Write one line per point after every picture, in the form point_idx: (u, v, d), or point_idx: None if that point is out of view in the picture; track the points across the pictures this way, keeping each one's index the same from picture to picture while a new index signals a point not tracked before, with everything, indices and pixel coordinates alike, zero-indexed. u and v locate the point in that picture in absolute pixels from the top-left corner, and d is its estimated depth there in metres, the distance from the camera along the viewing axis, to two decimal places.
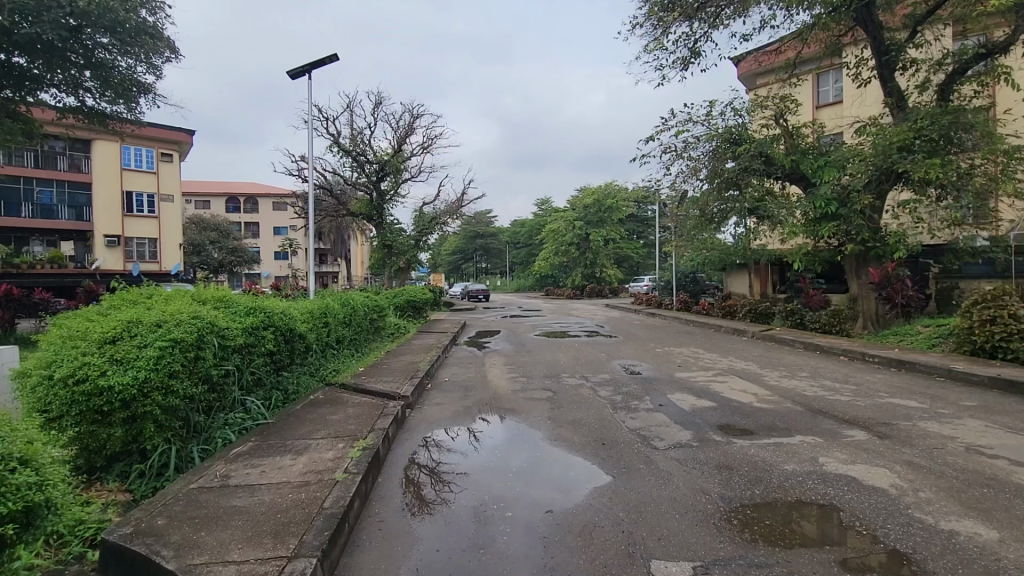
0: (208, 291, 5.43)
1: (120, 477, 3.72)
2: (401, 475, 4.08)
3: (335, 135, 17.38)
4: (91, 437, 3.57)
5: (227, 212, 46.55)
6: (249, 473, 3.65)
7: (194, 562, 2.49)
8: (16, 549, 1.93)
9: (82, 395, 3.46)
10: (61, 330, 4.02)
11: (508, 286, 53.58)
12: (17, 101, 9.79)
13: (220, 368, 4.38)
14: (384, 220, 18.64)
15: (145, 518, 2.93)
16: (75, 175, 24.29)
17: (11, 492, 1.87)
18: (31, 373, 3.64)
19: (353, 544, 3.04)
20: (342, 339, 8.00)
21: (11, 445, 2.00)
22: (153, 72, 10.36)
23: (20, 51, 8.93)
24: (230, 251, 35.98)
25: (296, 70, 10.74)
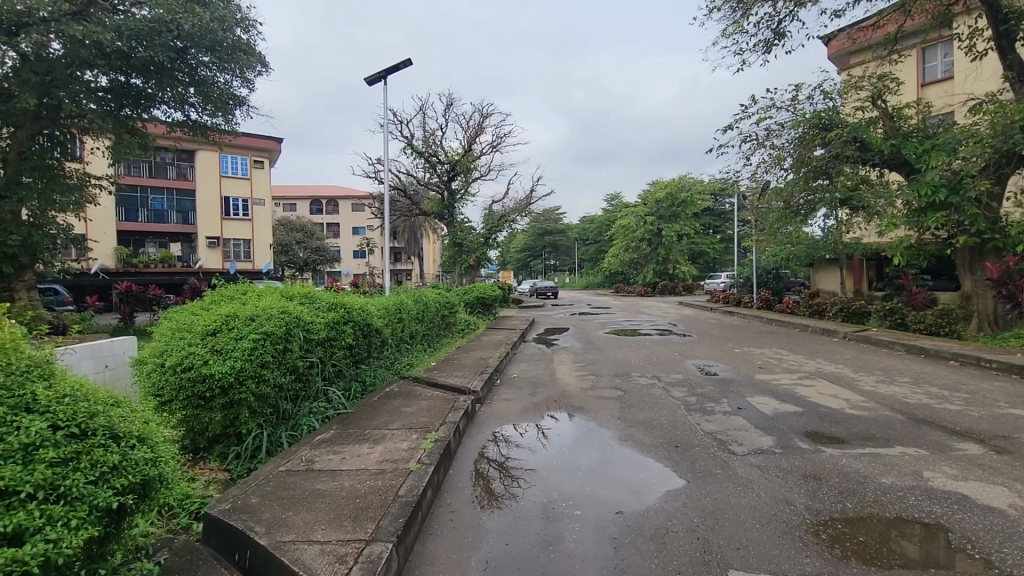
0: (294, 288, 5.81)
1: (220, 457, 4.07)
2: (472, 468, 4.17)
3: (409, 137, 18.01)
4: (195, 420, 3.93)
5: (311, 213, 49.70)
6: (331, 459, 3.87)
7: (283, 539, 2.67)
8: (136, 515, 2.16)
9: (187, 381, 3.82)
10: (171, 322, 4.45)
11: (576, 284, 53.19)
12: (134, 118, 10.90)
13: (305, 359, 4.69)
14: (455, 219, 19.11)
15: (241, 496, 3.19)
16: (182, 183, 26.88)
17: (131, 466, 2.08)
18: (146, 361, 4.06)
19: (425, 532, 3.14)
20: (416, 334, 8.28)
21: (131, 424, 2.23)
22: (246, 86, 11.25)
23: (137, 73, 9.98)
24: (314, 251, 38.45)
25: (373, 77, 11.19)
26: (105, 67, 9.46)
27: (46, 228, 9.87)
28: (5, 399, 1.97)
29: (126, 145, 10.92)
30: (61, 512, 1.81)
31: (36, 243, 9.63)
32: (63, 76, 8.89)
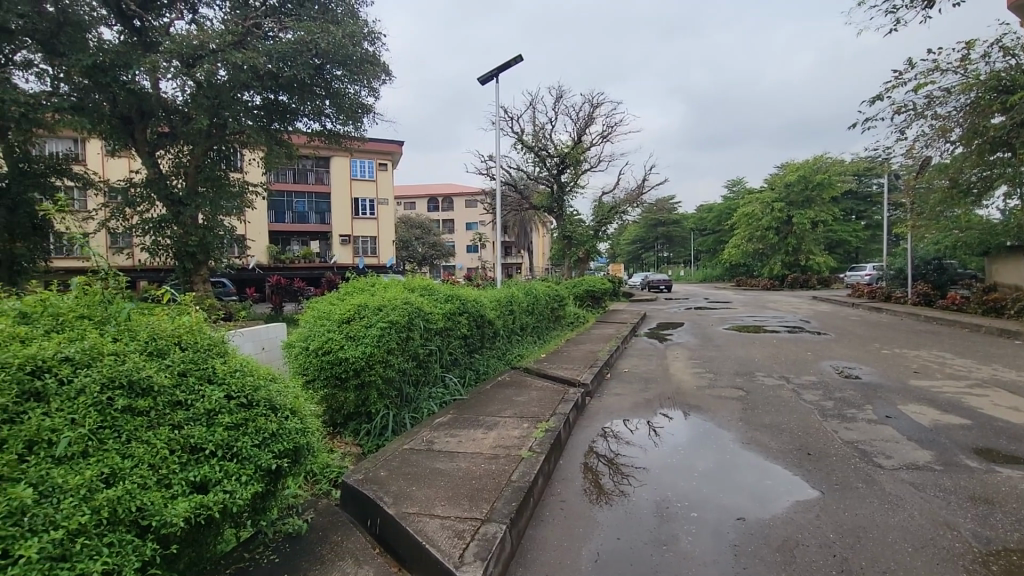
0: (415, 280, 6.25)
1: (354, 433, 4.50)
2: (581, 460, 4.17)
3: (519, 132, 18.27)
4: (332, 399, 4.38)
5: (428, 211, 52.76)
6: (449, 441, 4.10)
7: (407, 511, 2.90)
8: (290, 477, 2.50)
9: (326, 363, 4.28)
10: (314, 311, 5.00)
11: (693, 276, 50.46)
12: (282, 131, 12.36)
13: (425, 347, 5.03)
14: (565, 212, 19.08)
15: (372, 469, 3.51)
16: (320, 187, 29.98)
17: (286, 434, 2.41)
18: (294, 344, 4.60)
19: (537, 518, 3.21)
20: (527, 326, 8.46)
21: (285, 398, 2.57)
22: (373, 95, 12.25)
23: (284, 90, 11.33)
24: (432, 246, 40.82)
25: (486, 75, 11.55)
26: (259, 88, 10.83)
27: (217, 230, 11.55)
28: (195, 370, 2.33)
29: (276, 155, 12.41)
30: (235, 469, 2.14)
31: (209, 242, 11.34)
32: (227, 98, 10.29)
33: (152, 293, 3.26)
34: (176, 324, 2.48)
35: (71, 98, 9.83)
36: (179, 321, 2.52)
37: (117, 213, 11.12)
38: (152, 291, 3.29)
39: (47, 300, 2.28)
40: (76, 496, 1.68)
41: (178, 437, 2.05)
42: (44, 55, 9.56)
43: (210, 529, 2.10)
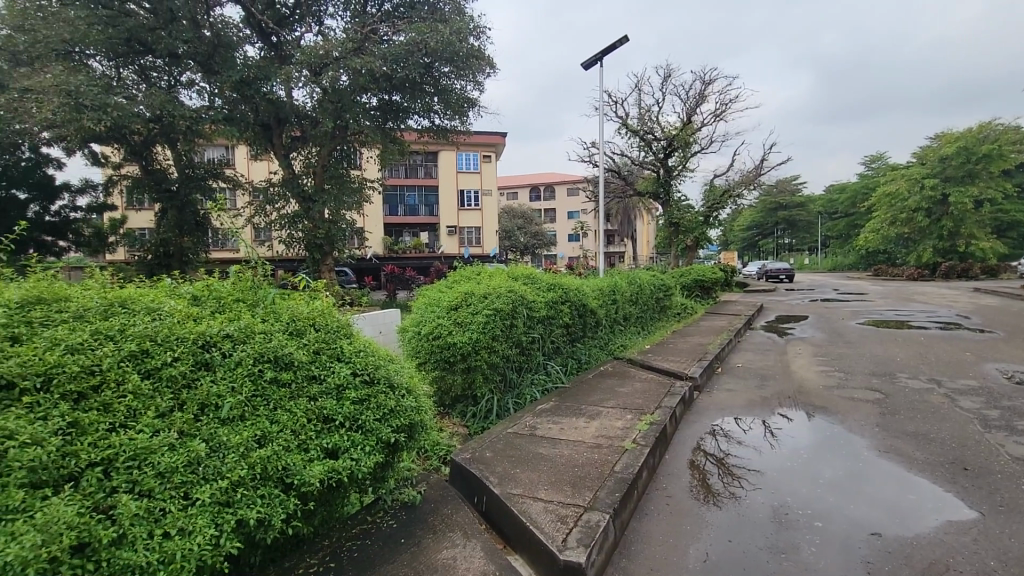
0: (518, 269, 6.37)
1: (461, 414, 4.71)
2: (688, 457, 4.00)
3: (624, 117, 17.72)
4: (441, 381, 4.61)
5: (530, 201, 53.30)
6: (551, 428, 4.16)
7: (511, 492, 3.00)
8: (407, 450, 2.70)
9: (436, 347, 4.52)
10: (425, 298, 5.31)
11: (820, 265, 45.65)
12: (395, 129, 13.17)
13: (528, 334, 5.13)
14: (672, 197, 18.20)
15: (478, 449, 3.67)
16: (429, 181, 31.49)
17: (402, 411, 2.60)
18: (408, 329, 4.93)
19: (642, 511, 3.15)
20: (630, 316, 8.25)
21: (401, 378, 2.78)
22: (478, 89, 12.61)
23: (397, 91, 12.05)
24: (534, 235, 41.19)
25: (589, 60, 11.35)
26: (375, 90, 11.61)
27: (340, 224, 12.61)
28: (326, 349, 2.59)
29: (390, 152, 13.24)
30: (359, 440, 2.35)
31: (334, 235, 12.44)
32: (348, 101, 11.12)
33: (289, 280, 3.67)
34: (310, 308, 2.77)
35: (223, 110, 11.24)
36: (312, 305, 2.81)
37: (259, 210, 12.58)
38: (289, 279, 3.71)
39: (211, 285, 2.66)
40: (237, 452, 1.93)
41: (314, 408, 2.29)
42: (203, 74, 11.04)
43: (339, 491, 2.33)
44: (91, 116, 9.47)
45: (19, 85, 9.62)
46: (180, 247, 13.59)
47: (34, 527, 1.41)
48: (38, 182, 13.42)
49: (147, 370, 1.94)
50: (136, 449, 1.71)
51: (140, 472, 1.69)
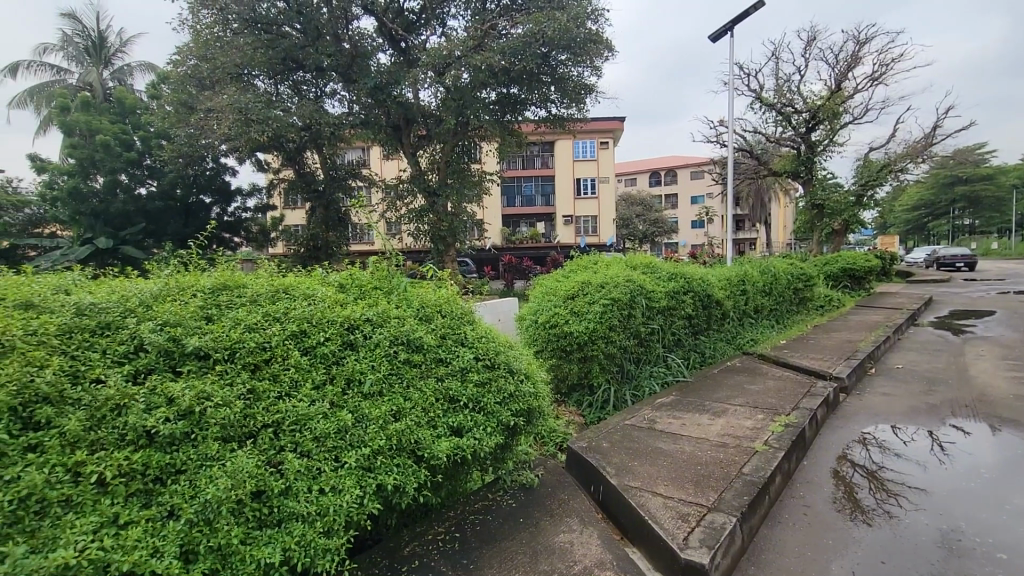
0: (637, 258, 6.20)
1: (577, 403, 4.72)
2: (831, 466, 3.61)
3: (758, 90, 16.22)
4: (558, 369, 4.66)
5: (650, 187, 51.22)
6: (672, 423, 4.00)
7: (629, 484, 2.95)
8: (525, 434, 2.79)
9: (554, 336, 4.58)
10: (542, 287, 5.39)
11: (1012, 251, 37.78)
12: (513, 122, 13.43)
13: (647, 326, 4.99)
14: (815, 176, 16.29)
15: (595, 439, 3.66)
16: (546, 171, 31.65)
17: (520, 396, 2.71)
18: (526, 317, 5.05)
19: (774, 519, 2.91)
20: (762, 308, 7.59)
21: (520, 364, 2.88)
22: (596, 74, 12.36)
23: (515, 84, 12.28)
24: (654, 222, 39.53)
25: (718, 32, 10.55)
26: (495, 84, 11.91)
27: (461, 216, 13.23)
28: (452, 334, 2.76)
29: (508, 144, 13.55)
30: (482, 420, 2.48)
31: (456, 227, 13.09)
32: (469, 98, 11.54)
33: (418, 270, 3.95)
34: (437, 295, 2.97)
35: (360, 115, 12.42)
36: (439, 293, 3.01)
37: (391, 206, 13.67)
38: (419, 268, 3.99)
39: (354, 274, 2.98)
40: (377, 423, 2.14)
41: (440, 389, 2.45)
42: (343, 84, 12.22)
43: (463, 467, 2.48)
44: (256, 128, 10.97)
45: (204, 106, 11.44)
46: (326, 241, 15.28)
47: (225, 473, 1.69)
48: (219, 188, 15.92)
49: (305, 347, 2.24)
50: (298, 414, 1.97)
51: (301, 435, 1.94)
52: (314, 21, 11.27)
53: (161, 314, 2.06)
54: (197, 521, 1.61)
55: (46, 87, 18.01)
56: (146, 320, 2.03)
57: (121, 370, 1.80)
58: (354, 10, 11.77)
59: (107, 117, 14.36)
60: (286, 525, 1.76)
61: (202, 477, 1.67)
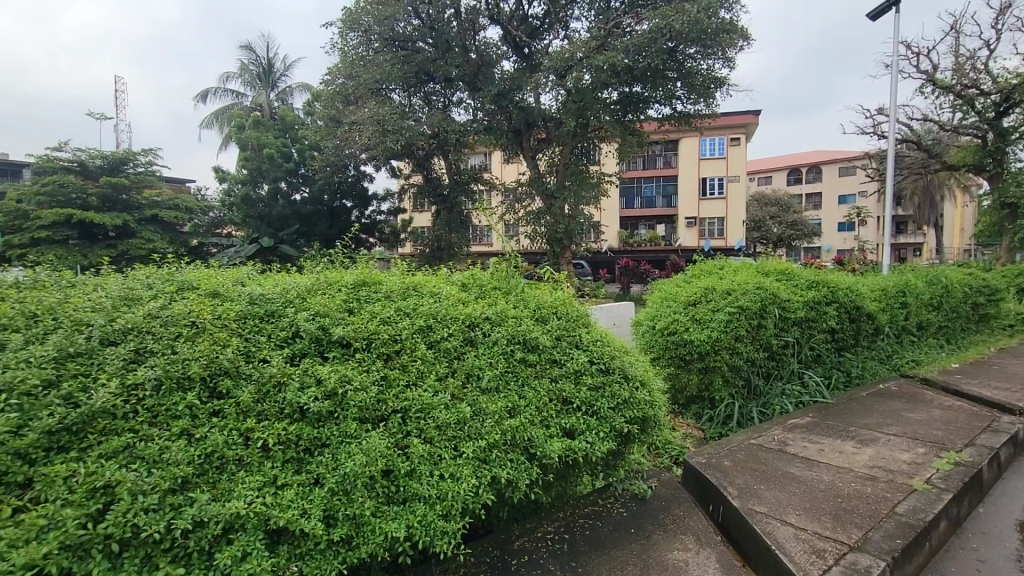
0: (770, 263, 5.70)
1: (695, 416, 4.46)
2: (1017, 518, 2.99)
3: (930, 70, 14.00)
4: (676, 379, 4.46)
5: (788, 185, 46.61)
6: (807, 447, 3.60)
7: (754, 509, 2.72)
8: (638, 443, 2.71)
9: (672, 344, 4.39)
10: (661, 292, 5.19)
11: None
12: (636, 121, 13.10)
13: (781, 338, 4.56)
14: (1006, 169, 13.61)
15: (715, 455, 3.43)
16: (668, 170, 30.03)
17: (636, 402, 2.64)
18: (642, 322, 4.90)
19: (935, 571, 2.50)
20: (928, 325, 6.51)
21: (636, 370, 2.81)
22: (728, 65, 11.58)
23: (639, 81, 11.96)
24: (791, 225, 35.86)
25: (878, 9, 9.32)
26: (617, 84, 11.68)
27: (578, 218, 13.17)
28: (566, 336, 2.77)
29: (629, 144, 13.21)
30: (595, 424, 2.45)
31: (573, 230, 13.05)
32: (590, 99, 11.45)
33: (534, 272, 4.03)
34: (554, 298, 3.01)
35: (484, 121, 12.99)
36: (556, 295, 3.04)
37: (510, 208, 14.05)
38: (535, 269, 4.07)
39: (475, 275, 3.13)
40: (493, 418, 2.23)
41: (554, 389, 2.48)
42: (469, 92, 12.84)
43: (574, 469, 2.48)
44: (392, 138, 11.96)
45: (348, 119, 12.75)
46: (449, 242, 16.16)
47: (361, 451, 1.88)
48: (359, 193, 17.61)
49: (430, 341, 2.41)
50: (423, 403, 2.12)
51: (425, 423, 2.09)
52: (445, 35, 12.03)
53: (314, 306, 2.35)
54: (337, 490, 1.80)
55: (228, 110, 21.37)
56: (301, 310, 2.32)
57: (282, 352, 2.08)
58: (482, 21, 12.39)
59: (272, 133, 16.62)
60: (410, 504, 1.90)
61: (343, 452, 1.87)
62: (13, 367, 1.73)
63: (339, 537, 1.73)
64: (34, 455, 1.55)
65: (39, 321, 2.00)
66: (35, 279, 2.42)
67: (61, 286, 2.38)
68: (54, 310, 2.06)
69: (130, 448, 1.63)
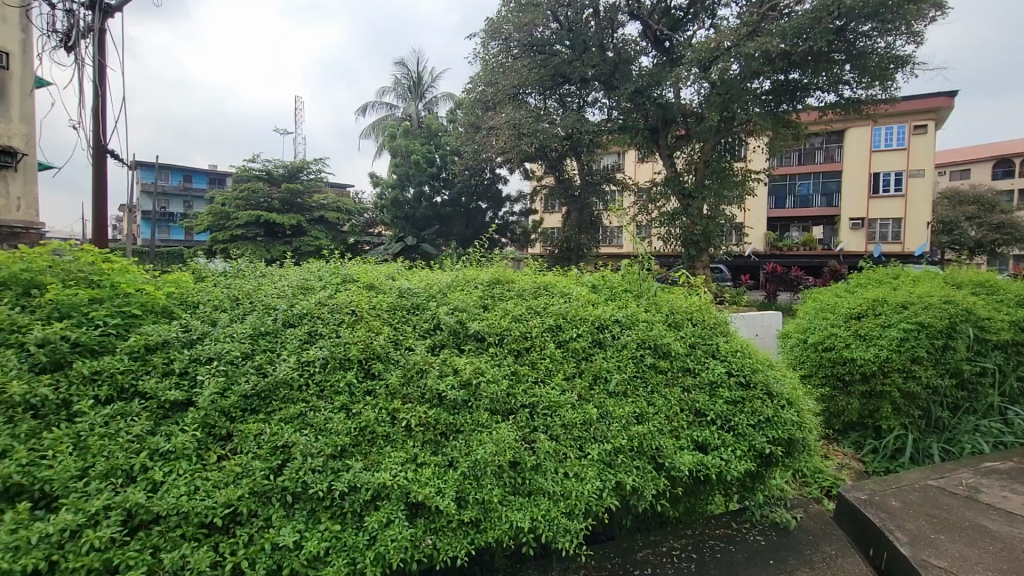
0: (963, 274, 4.80)
1: (854, 446, 3.91)
2: None
3: None
4: (831, 401, 3.96)
5: (992, 180, 38.55)
6: (1008, 497, 2.96)
7: (930, 561, 2.31)
8: (781, 467, 2.46)
9: (828, 361, 3.90)
10: (816, 303, 4.64)
11: None
12: (791, 111, 11.84)
13: (974, 364, 3.83)
14: None
15: (880, 492, 2.97)
16: (830, 165, 25.67)
17: (780, 423, 2.40)
18: (791, 335, 4.43)
19: None
20: None
21: (782, 387, 2.56)
22: (914, 41, 9.94)
23: (797, 67, 10.81)
24: (995, 227, 29.57)
25: None
26: (770, 73, 10.69)
27: (718, 219, 12.32)
28: (702, 344, 2.62)
29: (781, 138, 12.01)
30: (731, 441, 2.28)
31: (712, 232, 12.22)
32: (738, 90, 10.60)
33: (668, 275, 3.86)
34: (689, 303, 2.86)
35: (619, 120, 12.73)
36: (692, 300, 2.89)
37: (643, 209, 13.61)
38: (669, 273, 3.90)
39: (606, 277, 3.10)
40: (620, 423, 2.19)
41: (686, 399, 2.35)
42: (605, 91, 12.69)
43: (705, 486, 2.34)
44: (526, 141, 12.29)
45: (487, 125, 13.39)
46: (579, 243, 16.12)
47: (492, 440, 1.97)
48: (493, 195, 18.40)
49: (559, 340, 2.45)
50: (550, 400, 2.16)
51: (552, 419, 2.12)
52: (583, 35, 12.04)
53: (453, 302, 2.52)
54: (468, 474, 1.91)
55: (383, 121, 23.66)
56: (442, 305, 2.51)
57: (424, 341, 2.27)
58: (621, 18, 12.16)
59: (419, 140, 18.02)
60: (535, 498, 1.94)
61: (475, 439, 1.98)
62: (221, 340, 2.12)
63: (469, 518, 1.83)
64: (234, 413, 1.88)
65: (239, 303, 2.43)
66: (236, 269, 2.93)
67: (254, 275, 2.85)
68: (250, 295, 2.48)
69: (302, 415, 1.90)
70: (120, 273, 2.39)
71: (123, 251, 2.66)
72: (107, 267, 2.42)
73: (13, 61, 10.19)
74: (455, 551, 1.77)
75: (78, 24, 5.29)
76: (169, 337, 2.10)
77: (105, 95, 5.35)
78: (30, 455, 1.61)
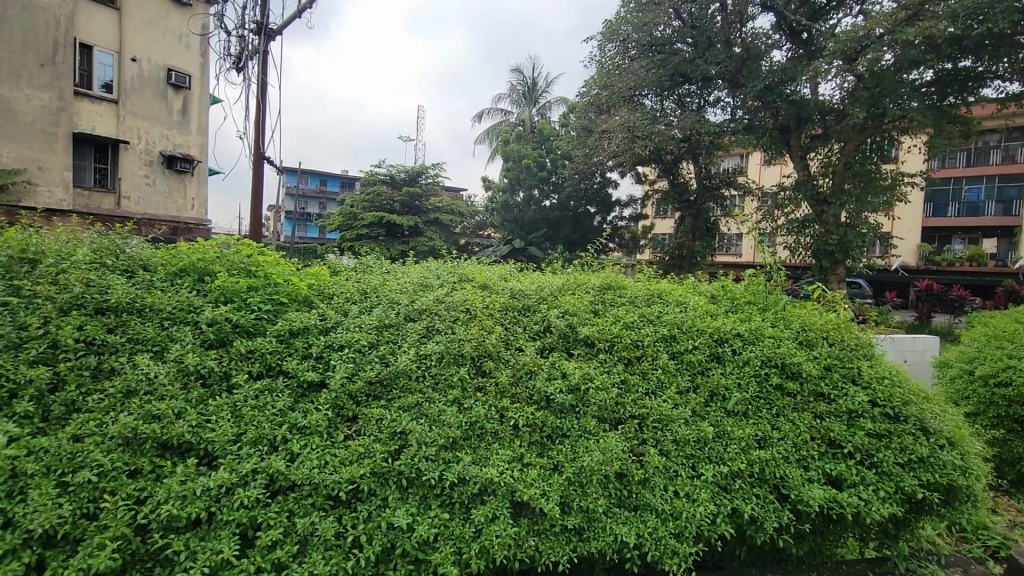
0: None
1: None
2: None
3: None
4: (1005, 448, 3.34)
5: None
6: None
7: None
8: (937, 516, 2.12)
9: (1003, 399, 3.30)
10: (988, 329, 3.96)
11: None
12: (959, 105, 10.24)
13: None
14: None
15: None
16: (1010, 167, 21.15)
17: (938, 466, 2.08)
18: (952, 364, 3.82)
19: None
20: None
21: (943, 424, 2.22)
22: None
23: (970, 54, 9.29)
24: None
25: None
26: (934, 62, 9.30)
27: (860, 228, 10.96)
28: (839, 367, 2.34)
29: (945, 136, 10.42)
30: (872, 479, 2.01)
31: (851, 241, 10.90)
32: (892, 83, 9.36)
33: (798, 289, 3.52)
34: (826, 320, 2.58)
35: (744, 120, 11.86)
36: (828, 318, 2.60)
37: (768, 215, 12.54)
38: (799, 287, 3.55)
39: (728, 287, 2.90)
40: (740, 444, 2.03)
41: (818, 426, 2.12)
42: (730, 90, 11.92)
43: (839, 525, 2.08)
44: (640, 143, 11.94)
45: (599, 129, 13.19)
46: (691, 250, 15.31)
47: (599, 448, 1.94)
48: (603, 199, 18.16)
49: (673, 351, 2.33)
50: (662, 414, 2.07)
51: (662, 434, 2.03)
52: (707, 32, 11.47)
53: (564, 305, 2.52)
54: (573, 481, 1.88)
55: (498, 127, 24.40)
56: (553, 308, 2.52)
57: (535, 343, 2.30)
58: (752, 10, 11.35)
59: (531, 145, 18.25)
60: (642, 513, 1.87)
61: (582, 446, 1.95)
62: (350, 330, 2.32)
63: (572, 525, 1.80)
64: (360, 397, 2.05)
65: (367, 296, 2.64)
66: (365, 266, 3.17)
67: (380, 271, 3.08)
68: (377, 290, 2.69)
69: (418, 405, 2.01)
70: (271, 265, 2.71)
71: (273, 246, 3.00)
72: (261, 260, 2.77)
73: (194, 82, 12.09)
74: (558, 556, 1.76)
75: (247, 48, 6.12)
76: (309, 324, 2.33)
77: (264, 108, 6.13)
78: (199, 418, 1.88)
